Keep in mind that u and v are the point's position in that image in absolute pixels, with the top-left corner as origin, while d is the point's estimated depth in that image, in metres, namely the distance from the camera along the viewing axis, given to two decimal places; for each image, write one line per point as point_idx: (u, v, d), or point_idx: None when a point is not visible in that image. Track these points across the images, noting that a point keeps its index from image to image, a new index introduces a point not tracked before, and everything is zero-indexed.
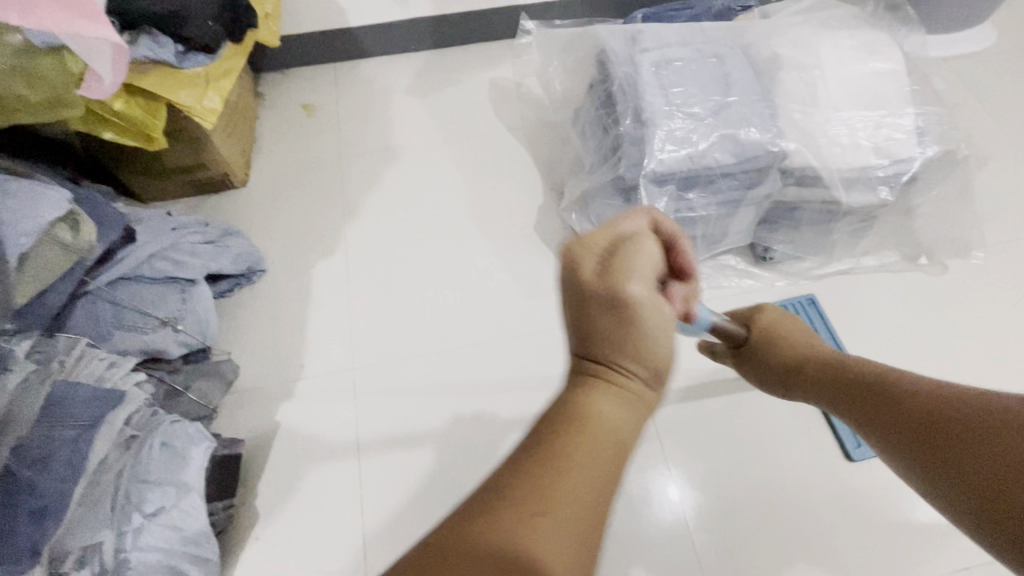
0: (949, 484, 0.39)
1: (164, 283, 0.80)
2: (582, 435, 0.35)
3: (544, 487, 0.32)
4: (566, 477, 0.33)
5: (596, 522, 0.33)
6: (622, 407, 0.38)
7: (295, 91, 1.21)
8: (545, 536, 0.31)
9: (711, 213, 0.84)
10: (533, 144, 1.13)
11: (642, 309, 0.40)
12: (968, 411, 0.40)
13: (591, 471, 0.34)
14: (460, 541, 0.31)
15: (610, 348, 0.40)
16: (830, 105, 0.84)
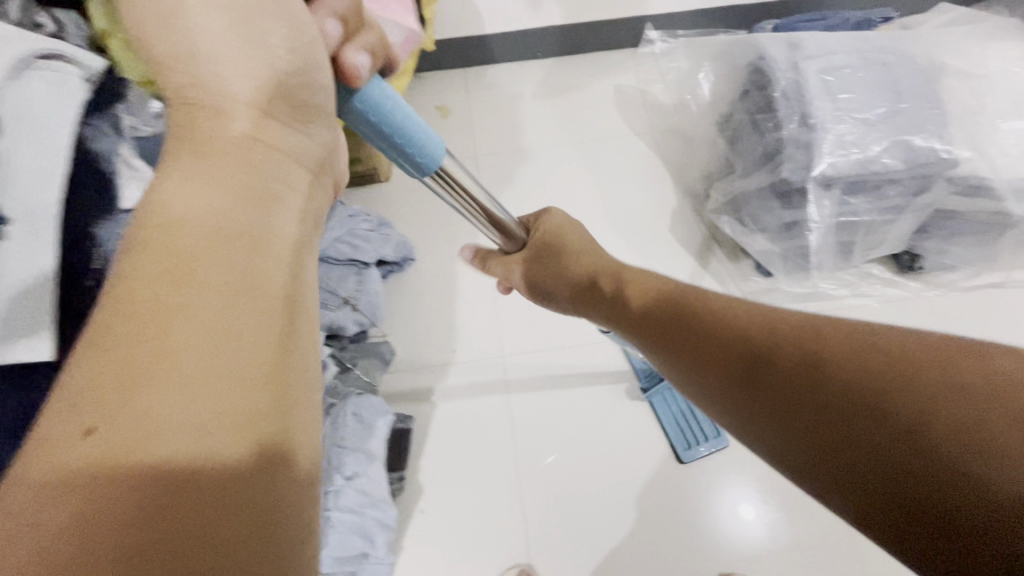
0: (908, 511, 0.30)
1: (343, 265, 0.86)
2: (222, 264, 0.28)
3: (106, 381, 0.25)
4: (164, 349, 0.25)
5: (249, 419, 0.26)
6: (202, 195, 0.30)
7: (429, 94, 1.28)
8: (165, 399, 0.25)
9: (873, 219, 0.85)
10: (662, 148, 1.16)
11: (273, 4, 0.32)
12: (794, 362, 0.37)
13: (197, 320, 0.26)
14: (151, 522, 0.23)
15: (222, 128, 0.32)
16: (1000, 115, 0.84)
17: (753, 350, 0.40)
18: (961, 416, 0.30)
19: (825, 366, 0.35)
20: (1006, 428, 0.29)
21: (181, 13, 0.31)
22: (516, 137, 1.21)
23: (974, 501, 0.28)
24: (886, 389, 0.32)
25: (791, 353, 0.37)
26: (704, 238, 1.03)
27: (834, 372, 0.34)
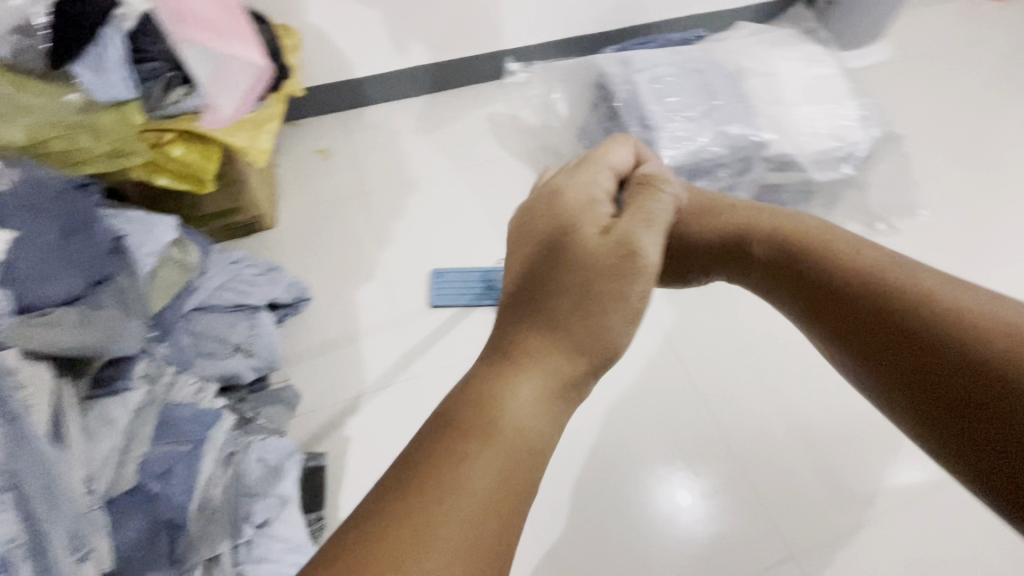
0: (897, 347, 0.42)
1: (232, 312, 0.84)
2: (489, 432, 0.36)
3: (436, 474, 0.33)
4: (457, 474, 0.33)
5: (506, 523, 0.33)
6: (535, 401, 0.38)
7: (308, 139, 1.29)
8: (448, 524, 0.32)
9: (714, 198, 0.98)
10: (536, 164, 1.26)
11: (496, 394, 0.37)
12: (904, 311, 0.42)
13: (490, 465, 0.34)
14: (389, 515, 0.32)
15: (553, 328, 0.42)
16: (792, 103, 1.02)
17: (788, 242, 0.52)
18: (890, 299, 0.43)
19: (891, 302, 0.43)
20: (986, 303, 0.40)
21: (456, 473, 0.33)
22: (401, 169, 1.25)
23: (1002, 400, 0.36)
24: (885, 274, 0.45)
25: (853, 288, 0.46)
26: None
27: (949, 343, 0.39)
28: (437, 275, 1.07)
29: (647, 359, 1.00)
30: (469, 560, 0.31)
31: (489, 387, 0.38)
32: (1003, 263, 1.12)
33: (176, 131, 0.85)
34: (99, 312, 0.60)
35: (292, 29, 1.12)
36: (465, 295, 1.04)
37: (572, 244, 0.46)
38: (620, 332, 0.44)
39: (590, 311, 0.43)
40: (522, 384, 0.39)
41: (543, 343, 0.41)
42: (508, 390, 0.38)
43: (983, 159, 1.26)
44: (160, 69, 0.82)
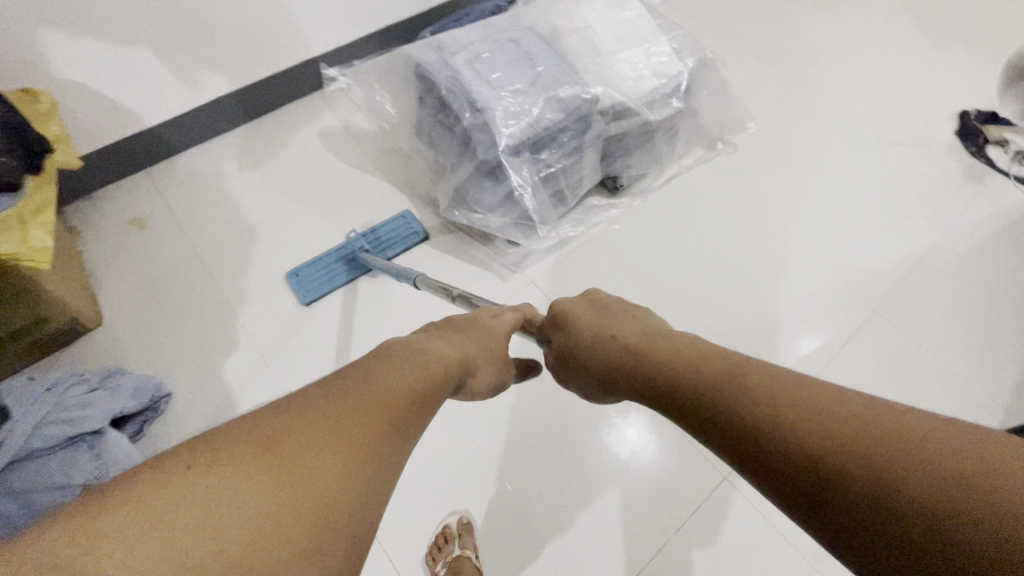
0: (821, 486, 0.35)
1: (67, 447, 0.71)
2: (345, 394, 0.41)
3: (301, 423, 0.37)
4: (318, 433, 0.37)
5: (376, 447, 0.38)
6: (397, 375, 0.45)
7: (112, 210, 1.10)
8: (321, 479, 0.34)
9: (564, 164, 0.97)
10: (385, 171, 1.19)
11: (358, 412, 0.39)
12: (777, 429, 0.39)
13: (367, 409, 0.40)
14: (274, 448, 0.35)
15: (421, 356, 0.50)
16: (610, 51, 1.03)
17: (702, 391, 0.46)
18: (761, 412, 0.40)
19: (761, 436, 0.39)
20: (953, 438, 0.33)
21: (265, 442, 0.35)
22: (236, 216, 1.11)
23: (921, 536, 0.30)
24: (834, 430, 0.36)
25: (765, 408, 0.40)
26: (454, 233, 1.10)
27: (835, 470, 0.35)
28: (294, 276, 1.02)
29: None
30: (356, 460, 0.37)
31: (359, 376, 0.43)
32: (824, 152, 1.25)
33: None
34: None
35: (38, 90, 0.91)
36: (332, 279, 1.02)
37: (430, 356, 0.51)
38: (443, 347, 0.54)
39: (432, 344, 0.54)
40: (384, 394, 0.42)
41: (407, 357, 0.49)
42: (380, 389, 0.42)
43: (788, 58, 1.37)
44: None
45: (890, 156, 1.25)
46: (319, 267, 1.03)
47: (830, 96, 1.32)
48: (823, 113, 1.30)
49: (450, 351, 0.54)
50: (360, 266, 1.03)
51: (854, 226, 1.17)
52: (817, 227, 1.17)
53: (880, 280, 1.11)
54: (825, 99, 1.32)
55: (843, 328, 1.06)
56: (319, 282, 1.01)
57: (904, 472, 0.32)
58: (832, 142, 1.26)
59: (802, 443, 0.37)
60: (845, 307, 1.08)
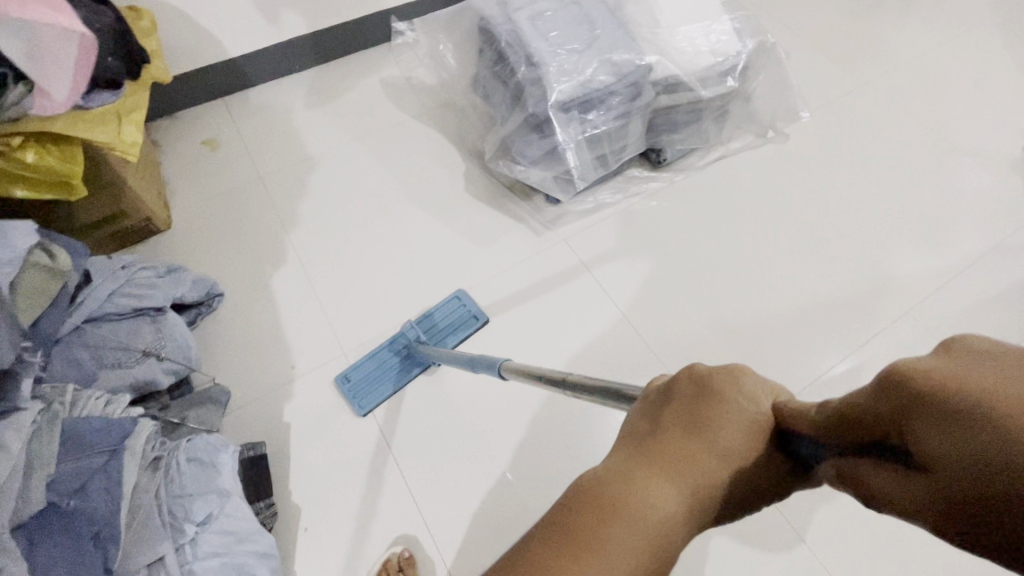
0: (994, 508, 0.19)
1: (133, 319, 0.80)
2: (608, 513, 0.26)
3: (555, 562, 0.25)
4: (582, 570, 0.24)
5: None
6: (660, 492, 0.27)
7: (190, 130, 1.21)
8: None
9: (610, 128, 1.00)
10: (438, 123, 1.25)
11: (613, 520, 0.26)
12: (903, 444, 0.22)
13: (636, 537, 0.25)
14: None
15: (621, 528, 0.25)
16: (669, 24, 1.04)
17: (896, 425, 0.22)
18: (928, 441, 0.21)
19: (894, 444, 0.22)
20: None
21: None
22: (299, 149, 1.19)
23: None
24: (987, 406, 0.19)
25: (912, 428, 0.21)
26: (497, 187, 1.15)
27: None
28: (345, 381, 0.92)
29: (578, 297, 1.05)
30: None
31: (623, 496, 0.27)
32: (879, 152, 1.22)
33: (28, 136, 0.77)
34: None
35: (141, 8, 1.01)
36: (386, 379, 0.92)
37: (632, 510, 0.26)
38: (664, 498, 0.27)
39: (652, 486, 0.27)
40: (644, 534, 0.25)
41: (612, 528, 0.25)
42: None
43: (855, 56, 1.34)
44: None
45: (949, 164, 1.21)
46: (371, 363, 0.94)
47: (894, 98, 1.29)
48: (884, 114, 1.27)
49: (671, 507, 0.26)
50: (417, 361, 0.93)
51: (901, 230, 1.14)
52: (860, 226, 1.15)
53: (920, 285, 1.08)
54: (888, 101, 1.28)
55: (872, 326, 1.04)
56: (376, 387, 0.91)
57: None
58: (889, 143, 1.23)
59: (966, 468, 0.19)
60: (877, 307, 1.06)
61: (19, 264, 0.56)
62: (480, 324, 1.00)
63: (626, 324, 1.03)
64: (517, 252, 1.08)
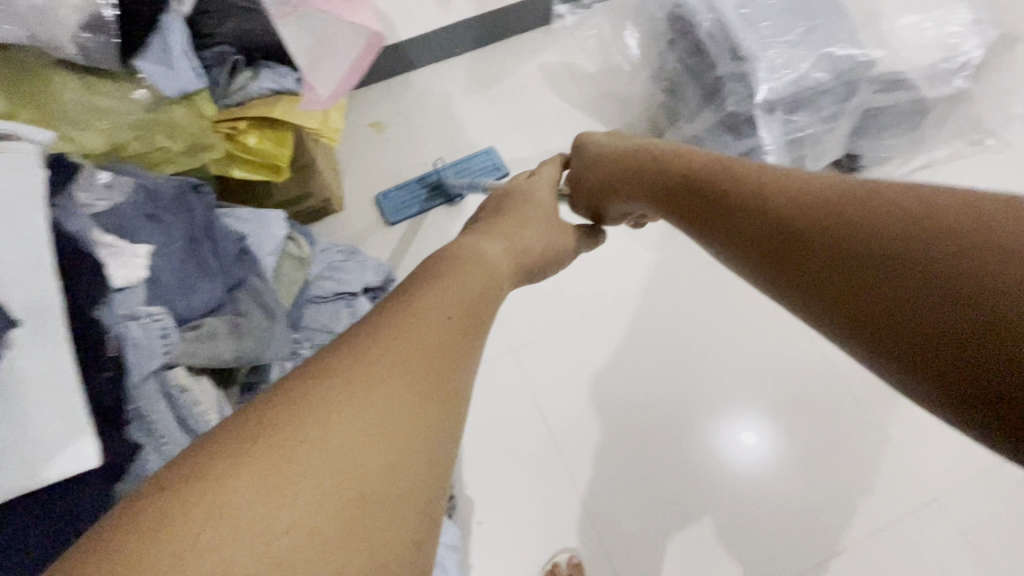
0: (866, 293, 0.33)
1: (333, 301, 0.83)
2: (405, 328, 0.33)
3: (313, 375, 0.30)
4: (373, 360, 0.31)
5: (441, 384, 0.31)
6: (447, 292, 0.39)
7: (358, 111, 1.24)
8: (389, 402, 0.29)
9: (816, 130, 0.91)
10: (600, 113, 1.20)
11: (413, 313, 0.34)
12: (824, 236, 0.36)
13: (412, 350, 0.32)
14: (263, 427, 0.27)
15: (390, 321, 0.34)
16: (897, 11, 0.91)
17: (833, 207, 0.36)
18: (894, 228, 0.33)
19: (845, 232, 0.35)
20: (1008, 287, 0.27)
21: (293, 408, 0.28)
22: (460, 135, 1.19)
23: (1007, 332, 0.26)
24: (924, 224, 0.32)
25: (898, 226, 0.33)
26: None
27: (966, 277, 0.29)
28: (381, 198, 1.11)
29: (752, 312, 0.99)
30: (419, 394, 0.30)
31: (393, 325, 0.33)
32: None
33: (250, 120, 0.81)
34: (246, 321, 0.56)
35: None
36: (414, 203, 1.11)
37: (392, 314, 0.35)
38: (497, 256, 0.48)
39: (448, 280, 0.40)
40: (421, 331, 0.33)
41: (452, 267, 0.42)
42: (427, 323, 0.34)
43: None
44: (228, 52, 0.77)
45: None
46: (405, 190, 1.13)
47: None
48: None
49: (502, 256, 0.49)
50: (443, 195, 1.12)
51: None
52: None
53: None
54: None
55: None
56: (406, 205, 1.10)
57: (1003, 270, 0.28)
58: None
59: (946, 283, 0.29)
60: None
61: (276, 253, 0.64)
62: (496, 176, 1.13)
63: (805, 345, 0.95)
64: (689, 258, 1.03)
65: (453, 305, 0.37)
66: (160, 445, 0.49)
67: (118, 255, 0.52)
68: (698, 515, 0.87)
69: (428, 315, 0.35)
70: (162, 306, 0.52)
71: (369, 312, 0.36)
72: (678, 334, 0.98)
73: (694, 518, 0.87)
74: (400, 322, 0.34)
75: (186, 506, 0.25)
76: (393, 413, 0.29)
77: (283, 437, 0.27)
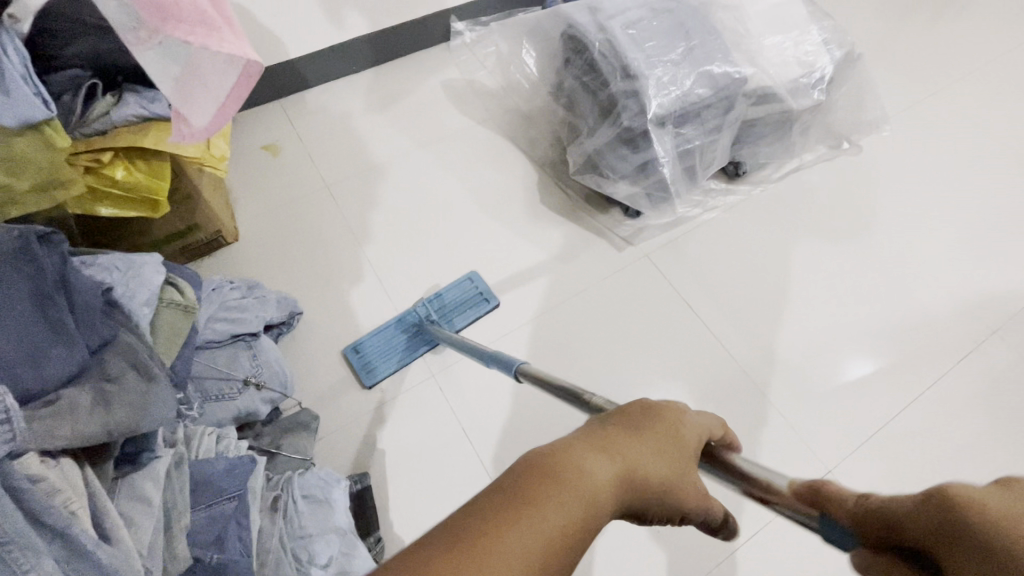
0: None
1: (230, 344, 0.76)
2: (564, 482, 0.31)
3: (469, 537, 0.28)
4: (523, 522, 0.28)
5: (562, 559, 0.29)
6: (651, 455, 0.35)
7: (248, 134, 1.15)
8: (508, 554, 0.27)
9: (703, 141, 0.97)
10: (505, 129, 1.20)
11: (568, 486, 0.30)
12: (650, 502, 0.35)
13: (530, 538, 0.28)
14: (457, 557, 0.27)
15: (558, 486, 0.30)
16: (761, 33, 1.00)
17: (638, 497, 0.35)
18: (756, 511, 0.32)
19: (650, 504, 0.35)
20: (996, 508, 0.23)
21: (482, 551, 0.27)
22: (364, 156, 1.15)
23: None
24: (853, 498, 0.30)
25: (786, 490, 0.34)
26: (570, 199, 1.12)
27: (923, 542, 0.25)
28: (354, 352, 0.92)
29: (664, 315, 1.03)
30: (542, 561, 0.28)
31: (565, 446, 0.33)
32: (951, 164, 1.21)
33: (116, 152, 0.73)
34: (118, 387, 0.45)
35: None
36: (395, 355, 0.93)
37: (563, 470, 0.31)
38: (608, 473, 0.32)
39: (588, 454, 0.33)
40: (580, 499, 0.30)
41: (650, 434, 0.36)
42: (618, 472, 0.32)
43: (919, 66, 1.33)
44: (82, 77, 0.68)
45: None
46: (383, 337, 0.95)
47: (961, 109, 1.28)
48: (953, 126, 1.26)
49: (614, 483, 0.32)
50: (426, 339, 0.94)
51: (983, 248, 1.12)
52: (939, 241, 1.13)
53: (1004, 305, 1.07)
54: (956, 112, 1.27)
55: (962, 346, 1.03)
56: (387, 354, 0.93)
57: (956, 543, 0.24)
58: (961, 155, 1.22)
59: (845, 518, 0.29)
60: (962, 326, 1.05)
61: (153, 304, 0.56)
62: (490, 307, 1.00)
63: (713, 344, 1.01)
64: (600, 267, 1.05)
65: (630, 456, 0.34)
66: (12, 563, 0.34)
67: None
68: (605, 516, 0.88)
69: (656, 462, 0.35)
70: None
71: (548, 460, 0.32)
72: (598, 342, 0.99)
73: (605, 518, 0.88)
74: (585, 494, 0.30)
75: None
76: (526, 546, 0.28)
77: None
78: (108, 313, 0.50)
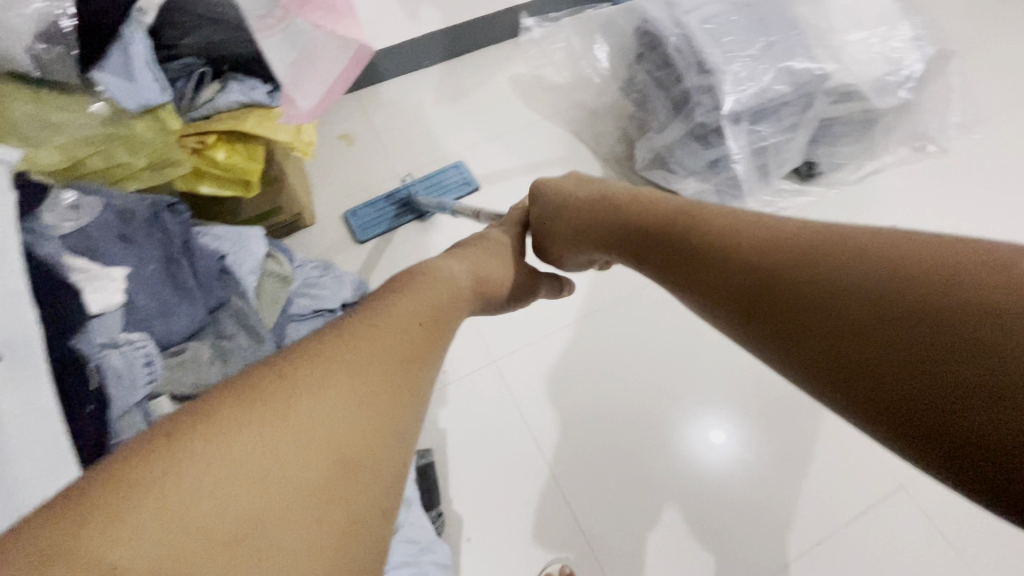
0: (969, 418, 0.28)
1: (310, 319, 0.81)
2: (376, 325, 0.39)
3: (275, 392, 0.31)
4: (364, 352, 0.36)
5: (401, 377, 0.36)
6: (456, 268, 0.55)
7: (326, 124, 1.21)
8: (336, 434, 0.30)
9: (778, 140, 0.95)
10: (571, 124, 1.21)
11: (397, 336, 0.39)
12: (778, 286, 0.39)
13: (392, 352, 0.37)
14: (264, 396, 0.30)
15: (383, 315, 0.41)
16: (847, 28, 0.97)
17: (772, 284, 0.39)
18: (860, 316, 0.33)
19: (772, 281, 0.39)
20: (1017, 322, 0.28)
21: (278, 400, 0.30)
22: (433, 147, 1.18)
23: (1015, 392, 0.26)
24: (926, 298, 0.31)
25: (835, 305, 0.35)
26: None
27: (960, 367, 0.28)
28: (352, 216, 1.08)
29: None
30: (375, 404, 0.33)
31: (371, 308, 0.42)
32: None
33: (218, 135, 0.78)
34: (231, 343, 0.55)
35: None
36: (383, 219, 1.08)
37: (379, 318, 0.40)
38: (456, 275, 0.53)
39: (413, 301, 0.44)
40: (414, 320, 0.42)
41: (413, 284, 0.47)
42: (398, 315, 0.41)
43: (1018, 66, 1.24)
44: (194, 65, 0.75)
45: None
46: (375, 207, 1.10)
47: None
48: None
49: (459, 278, 0.53)
50: (413, 210, 1.10)
51: None
52: None
53: None
54: None
55: None
56: (376, 223, 1.08)
57: (987, 348, 0.28)
58: None
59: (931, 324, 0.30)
60: None
61: (257, 272, 0.61)
62: (468, 188, 1.12)
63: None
64: None
65: (422, 317, 0.43)
66: None
67: (92, 280, 0.50)
68: (658, 513, 0.87)
69: (405, 301, 0.44)
70: (141, 334, 0.51)
71: (356, 324, 0.39)
72: (657, 340, 0.98)
73: (657, 515, 0.86)
74: (410, 312, 0.43)
75: (226, 448, 0.28)
76: (356, 384, 0.33)
77: (276, 409, 0.30)
78: (222, 277, 0.57)
